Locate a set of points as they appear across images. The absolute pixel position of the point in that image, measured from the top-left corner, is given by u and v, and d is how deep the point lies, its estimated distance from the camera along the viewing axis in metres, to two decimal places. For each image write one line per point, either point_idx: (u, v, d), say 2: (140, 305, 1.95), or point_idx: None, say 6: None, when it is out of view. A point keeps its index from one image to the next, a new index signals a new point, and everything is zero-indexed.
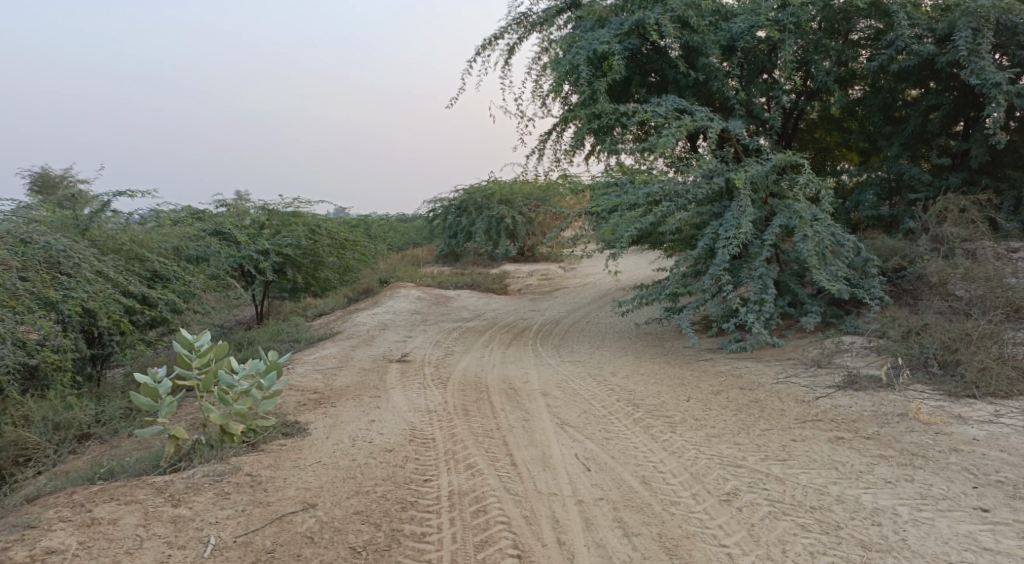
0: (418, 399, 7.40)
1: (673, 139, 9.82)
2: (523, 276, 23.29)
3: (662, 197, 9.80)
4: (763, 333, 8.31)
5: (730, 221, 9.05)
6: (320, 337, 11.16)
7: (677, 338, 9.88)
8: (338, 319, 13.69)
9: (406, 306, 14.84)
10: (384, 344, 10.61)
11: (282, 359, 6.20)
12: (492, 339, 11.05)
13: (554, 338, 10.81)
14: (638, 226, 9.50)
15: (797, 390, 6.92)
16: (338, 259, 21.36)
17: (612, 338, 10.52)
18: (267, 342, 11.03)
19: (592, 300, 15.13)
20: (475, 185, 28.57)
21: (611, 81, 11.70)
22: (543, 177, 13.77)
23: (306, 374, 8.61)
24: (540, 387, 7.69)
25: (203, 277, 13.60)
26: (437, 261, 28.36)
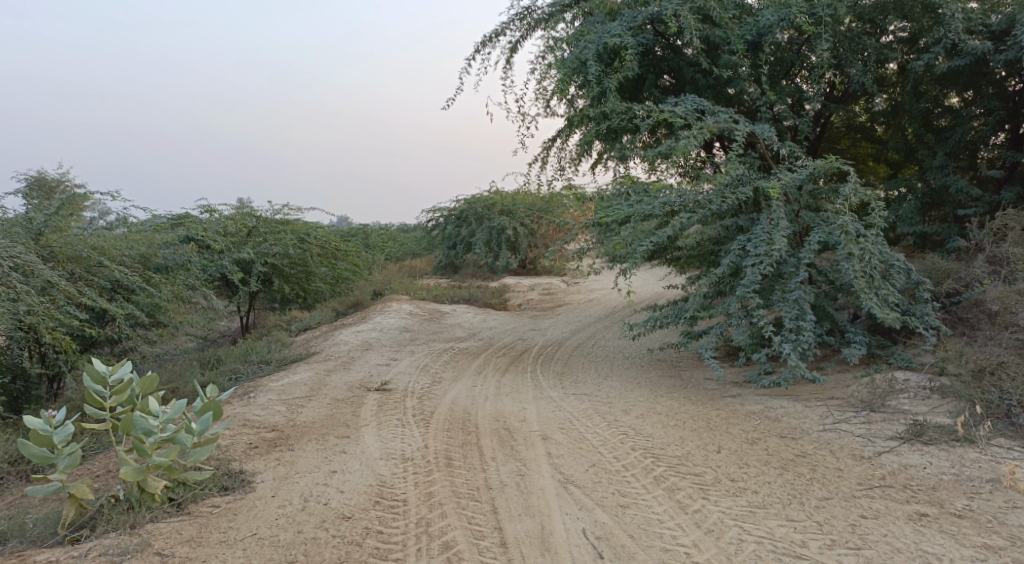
0: (392, 442, 6.19)
1: (694, 142, 8.62)
2: (524, 290, 22.08)
3: (680, 208, 8.60)
4: (801, 368, 7.11)
5: (760, 235, 7.86)
6: (294, 358, 9.96)
7: (697, 368, 8.66)
8: (320, 338, 12.51)
9: (395, 323, 13.63)
10: (365, 369, 9.40)
11: (220, 398, 5.10)
12: (487, 364, 9.83)
13: (556, 364, 9.58)
14: (651, 240, 8.31)
15: (851, 443, 5.73)
16: (329, 270, 20.18)
17: (621, 366, 9.32)
18: (233, 364, 9.83)
19: (598, 320, 13.90)
20: (475, 195, 27.48)
21: (623, 79, 10.54)
22: (546, 186, 12.61)
23: (266, 406, 7.41)
24: (539, 428, 6.49)
25: (171, 288, 12.39)
26: (436, 272, 27.17)
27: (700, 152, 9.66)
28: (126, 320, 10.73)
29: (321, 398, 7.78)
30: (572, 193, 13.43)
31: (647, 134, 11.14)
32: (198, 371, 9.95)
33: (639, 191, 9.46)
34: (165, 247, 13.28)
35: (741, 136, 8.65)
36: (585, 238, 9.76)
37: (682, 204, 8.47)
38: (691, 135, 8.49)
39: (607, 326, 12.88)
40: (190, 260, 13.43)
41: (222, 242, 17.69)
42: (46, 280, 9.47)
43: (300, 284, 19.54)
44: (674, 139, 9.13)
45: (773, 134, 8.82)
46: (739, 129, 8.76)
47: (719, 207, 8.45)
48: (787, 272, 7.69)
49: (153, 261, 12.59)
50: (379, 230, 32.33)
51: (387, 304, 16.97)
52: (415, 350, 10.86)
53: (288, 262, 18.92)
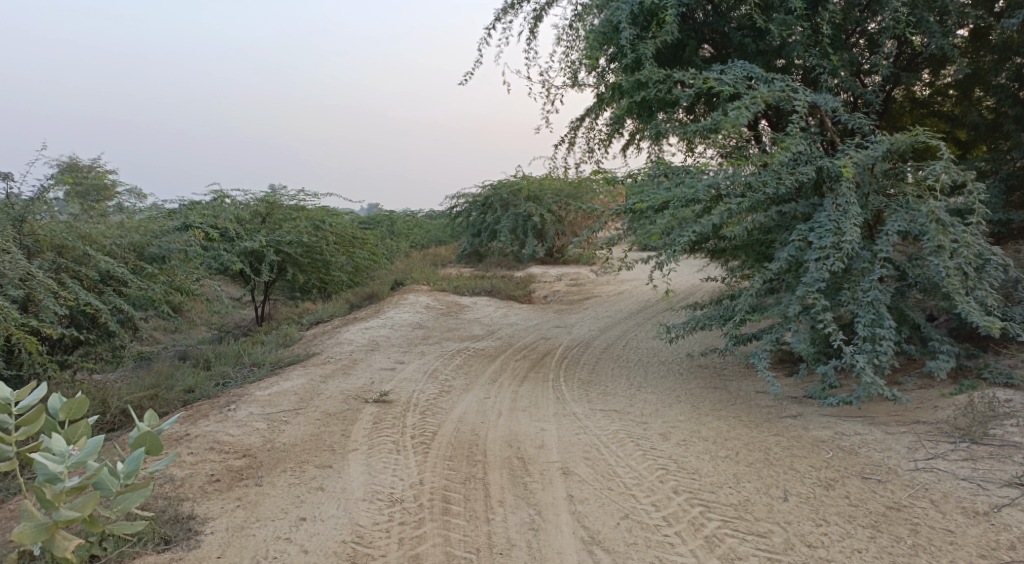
0: (380, 476, 5.08)
1: (746, 113, 7.38)
2: (550, 281, 20.93)
3: (728, 191, 7.38)
4: (879, 386, 5.90)
5: (826, 225, 6.63)
6: (290, 360, 8.93)
7: (746, 379, 7.47)
8: (326, 335, 11.50)
9: (409, 318, 12.54)
10: (367, 374, 8.35)
11: (155, 428, 4.02)
12: (505, 369, 8.69)
13: (583, 371, 8.46)
14: (695, 228, 7.10)
15: (962, 495, 4.48)
16: (346, 259, 19.17)
17: (656, 374, 8.17)
18: (223, 366, 8.81)
19: (630, 317, 12.70)
20: (501, 181, 26.32)
21: (662, 44, 9.31)
22: (573, 169, 11.43)
23: (244, 422, 6.36)
24: (560, 458, 5.38)
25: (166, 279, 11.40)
26: (459, 261, 26.10)
27: (750, 126, 8.41)
28: (112, 317, 9.76)
29: (311, 411, 6.73)
30: (603, 177, 12.22)
31: (687, 107, 9.90)
32: (185, 374, 8.94)
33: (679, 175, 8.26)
34: (163, 235, 12.27)
35: (802, 107, 7.39)
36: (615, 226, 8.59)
37: (731, 187, 7.24)
38: (742, 104, 7.25)
39: (640, 325, 11.69)
40: (193, 250, 12.45)
41: (232, 229, 16.73)
42: (18, 274, 8.47)
43: (315, 274, 18.56)
44: (720, 111, 7.90)
45: (839, 104, 7.53)
46: (800, 99, 7.49)
47: (775, 190, 7.22)
48: (860, 268, 6.45)
49: (148, 250, 11.60)
50: (400, 217, 31.25)
51: (404, 296, 15.93)
52: (428, 352, 9.76)
53: (302, 251, 17.93)
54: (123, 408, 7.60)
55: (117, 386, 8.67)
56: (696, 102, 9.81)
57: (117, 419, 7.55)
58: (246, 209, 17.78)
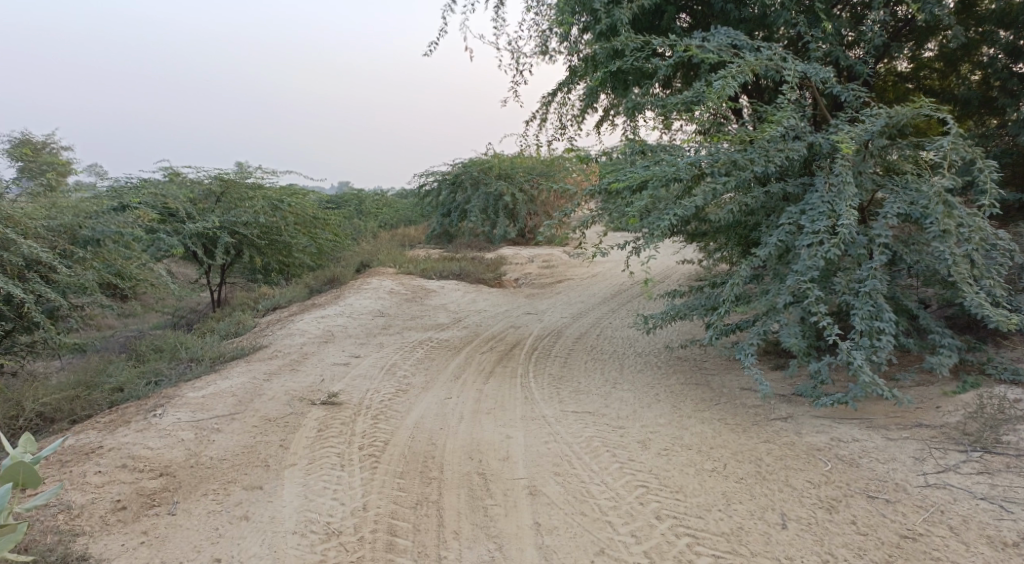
0: (318, 499, 4.47)
1: (732, 83, 6.71)
2: (522, 263, 20.28)
3: (711, 169, 6.73)
4: (878, 387, 5.32)
5: (819, 208, 6.03)
6: (234, 355, 8.19)
7: (730, 375, 6.88)
8: (280, 324, 10.73)
9: (370, 305, 11.80)
10: (318, 370, 7.63)
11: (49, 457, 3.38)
12: (470, 363, 8.02)
13: (553, 364, 7.83)
14: (675, 211, 6.47)
15: (983, 520, 4.06)
16: (308, 241, 18.32)
17: (632, 368, 7.55)
18: (158, 362, 8.03)
19: (604, 304, 12.07)
20: (472, 158, 25.52)
21: (638, 10, 8.60)
22: (544, 146, 10.73)
23: (168, 432, 5.63)
24: (526, 476, 4.75)
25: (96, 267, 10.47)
26: (429, 241, 25.33)
27: (734, 98, 7.75)
28: (38, 307, 8.91)
29: (247, 416, 6.02)
30: (574, 154, 11.56)
31: (665, 79, 9.22)
32: (117, 370, 8.15)
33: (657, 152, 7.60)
34: (98, 217, 11.33)
35: (792, 78, 6.74)
36: (589, 208, 7.94)
37: (715, 165, 6.60)
38: (727, 75, 6.58)
39: (615, 313, 11.05)
40: (131, 234, 11.58)
41: (183, 210, 15.86)
42: None
43: (274, 257, 17.70)
44: (702, 83, 7.23)
45: (831, 75, 6.89)
46: (789, 68, 6.83)
47: (763, 168, 6.58)
48: (858, 254, 5.85)
49: (81, 233, 10.70)
50: (369, 196, 30.29)
51: (368, 280, 15.16)
52: (386, 344, 9.05)
53: (259, 233, 17.05)
54: (42, 412, 6.81)
55: (41, 384, 7.86)
56: (675, 74, 9.14)
57: (33, 424, 6.78)
58: (200, 188, 16.81)
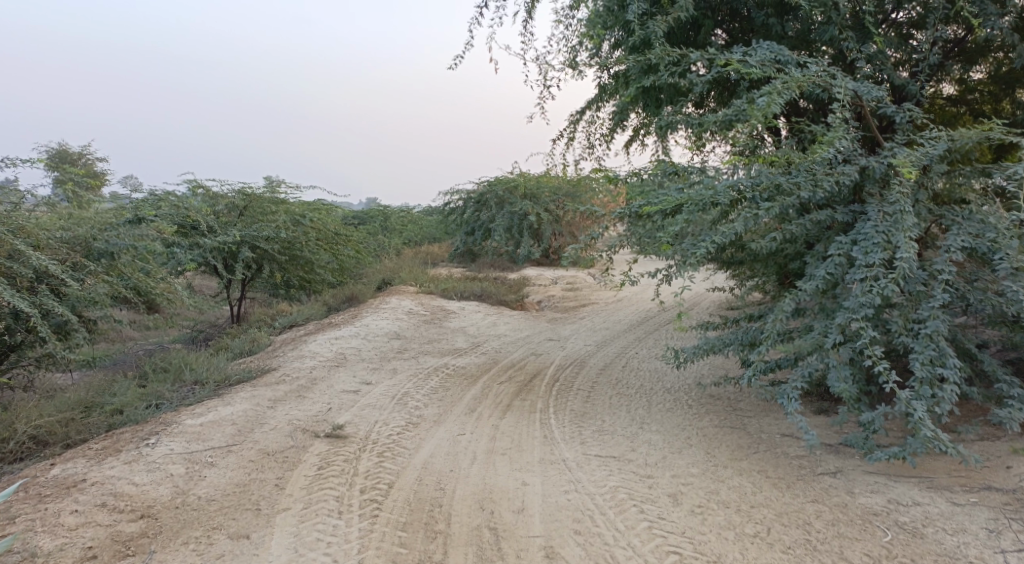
0: (306, 554, 4.20)
1: (778, 100, 6.17)
2: (546, 286, 19.80)
3: (753, 193, 6.19)
4: (940, 442, 4.75)
5: (873, 238, 5.50)
6: (239, 378, 7.74)
7: (768, 418, 6.32)
8: (292, 345, 10.30)
9: (386, 326, 11.32)
10: (326, 398, 7.17)
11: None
12: (488, 394, 7.49)
13: (576, 399, 7.30)
14: (714, 238, 5.94)
15: None
16: (329, 257, 17.93)
17: (661, 406, 7.01)
18: (160, 384, 7.58)
19: (630, 333, 11.51)
20: (497, 177, 25.14)
21: (674, 22, 8.11)
22: (571, 167, 10.25)
23: (157, 466, 5.18)
24: (545, 543, 4.29)
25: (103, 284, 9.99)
26: (452, 260, 24.92)
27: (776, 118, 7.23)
28: (42, 321, 8.51)
29: (244, 449, 5.56)
30: (601, 176, 11.10)
31: (701, 98, 8.72)
32: (117, 391, 7.71)
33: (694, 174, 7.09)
34: (112, 229, 10.84)
35: (844, 97, 6.21)
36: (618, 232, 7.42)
37: (758, 188, 6.07)
38: (773, 91, 6.06)
39: (642, 343, 10.47)
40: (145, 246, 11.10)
41: (202, 223, 15.60)
42: None
43: (293, 273, 17.32)
44: (744, 101, 6.72)
45: (884, 95, 6.37)
46: (840, 87, 6.30)
47: (810, 194, 6.03)
48: (917, 292, 5.31)
49: (94, 245, 10.28)
50: (392, 212, 29.97)
51: (387, 299, 14.71)
52: (401, 370, 8.55)
53: (279, 248, 16.68)
54: (33, 435, 6.39)
55: (37, 403, 7.45)
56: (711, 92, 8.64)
57: (23, 449, 6.35)
58: (223, 202, 16.50)
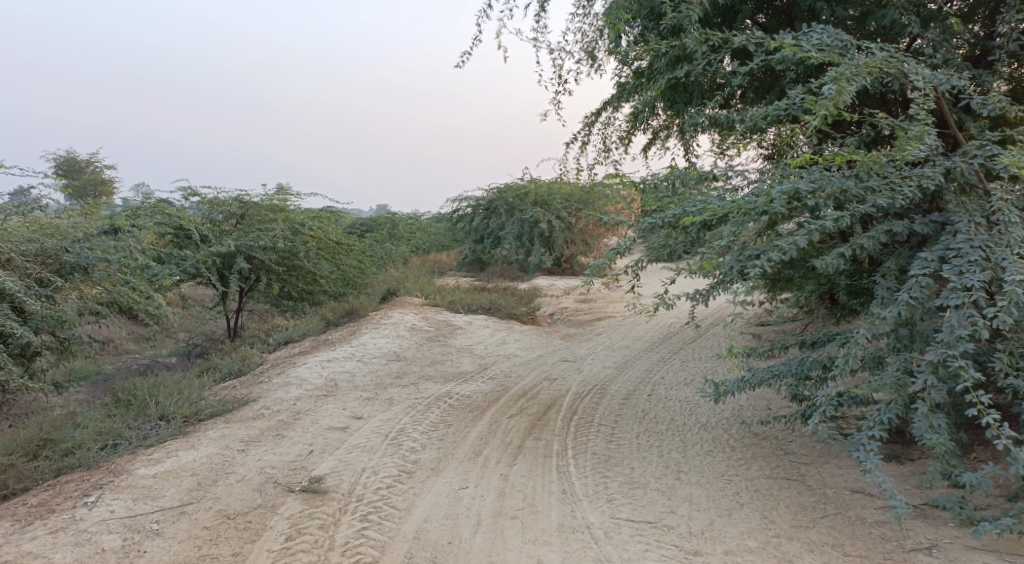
0: None
1: (847, 88, 5.13)
2: (558, 298, 18.82)
3: (817, 199, 5.13)
4: None
5: (969, 256, 4.64)
6: (214, 412, 6.82)
7: (830, 471, 5.38)
8: (282, 367, 9.36)
9: (387, 345, 10.33)
10: (309, 437, 6.21)
11: None
12: (497, 432, 6.50)
13: (599, 438, 6.34)
14: (772, 255, 4.96)
15: None
16: (331, 267, 16.98)
17: (699, 449, 6.05)
18: (122, 417, 6.63)
19: (653, 354, 10.49)
20: (507, 183, 24.21)
21: (709, 5, 7.13)
22: (588, 171, 9.29)
23: (86, 540, 4.45)
24: None
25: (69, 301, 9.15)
26: (460, 269, 23.97)
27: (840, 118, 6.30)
28: None
29: (200, 510, 4.71)
30: (621, 182, 10.18)
31: (734, 93, 7.78)
32: (76, 424, 6.78)
33: (737, 179, 6.12)
34: (86, 240, 9.97)
35: (923, 86, 5.25)
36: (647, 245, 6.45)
37: (824, 195, 5.10)
38: (842, 80, 5.08)
39: (668, 368, 9.47)
40: (125, 255, 10.32)
41: (195, 231, 14.91)
42: None
43: (292, 286, 16.36)
44: (799, 92, 5.74)
45: (967, 84, 5.41)
46: (916, 73, 5.29)
47: (886, 202, 5.02)
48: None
49: (65, 258, 9.42)
50: (401, 220, 29.11)
51: (389, 313, 13.77)
52: (399, 400, 7.55)
53: (277, 258, 15.76)
54: None
55: None
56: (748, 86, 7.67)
57: None
58: (218, 210, 15.60)
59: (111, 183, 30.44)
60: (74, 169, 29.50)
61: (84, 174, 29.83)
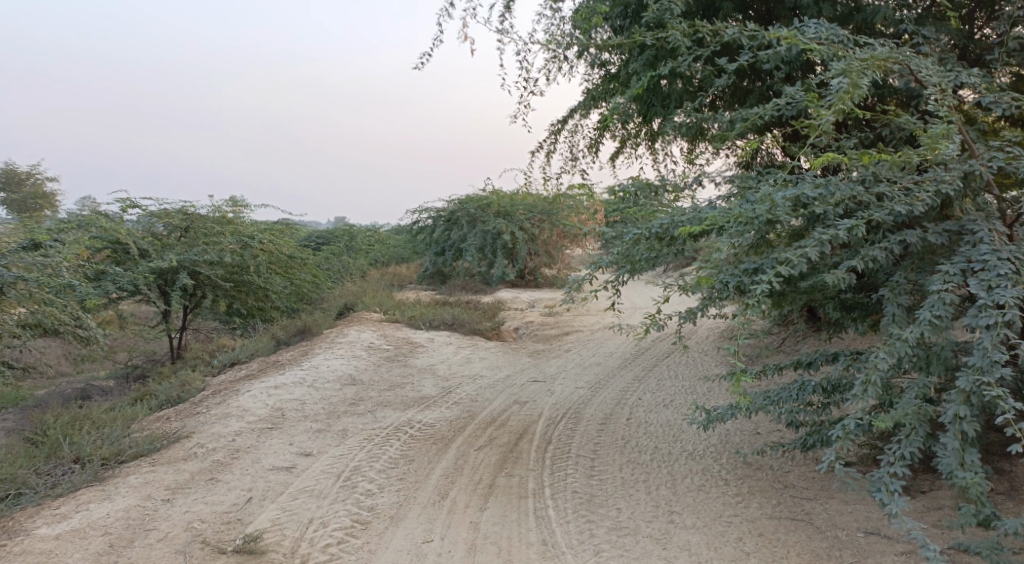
0: None
1: (856, 82, 4.56)
2: (522, 312, 18.15)
3: (825, 205, 4.54)
4: None
5: (999, 269, 4.05)
6: (138, 452, 6.03)
7: (838, 501, 4.79)
8: (225, 394, 8.49)
9: (342, 367, 9.52)
10: (247, 482, 5.42)
11: None
12: (462, 468, 5.79)
13: (579, 474, 5.66)
14: (777, 270, 4.34)
15: None
16: (284, 282, 15.92)
17: (690, 483, 5.40)
18: (31, 461, 5.76)
19: (626, 373, 9.86)
20: (468, 194, 23.49)
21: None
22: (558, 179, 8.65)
23: None
24: None
25: None
26: (420, 282, 23.14)
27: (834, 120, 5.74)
28: None
29: None
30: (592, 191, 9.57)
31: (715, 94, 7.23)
32: None
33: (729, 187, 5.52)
34: (4, 257, 8.98)
35: (936, 81, 4.72)
36: (629, 260, 5.82)
37: (832, 202, 4.51)
38: (854, 73, 4.51)
39: (645, 387, 8.85)
40: (49, 272, 9.40)
41: (135, 245, 13.98)
42: None
43: (241, 302, 15.35)
44: (798, 90, 5.17)
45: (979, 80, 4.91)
46: (927, 66, 4.77)
47: (902, 209, 4.45)
48: None
49: None
50: (360, 232, 28.19)
51: (345, 331, 12.94)
52: (352, 433, 6.78)
53: (225, 273, 14.73)
54: None
55: None
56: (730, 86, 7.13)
57: None
58: (160, 223, 14.58)
59: (55, 196, 29.02)
60: (13, 180, 27.99)
61: (26, 186, 28.35)
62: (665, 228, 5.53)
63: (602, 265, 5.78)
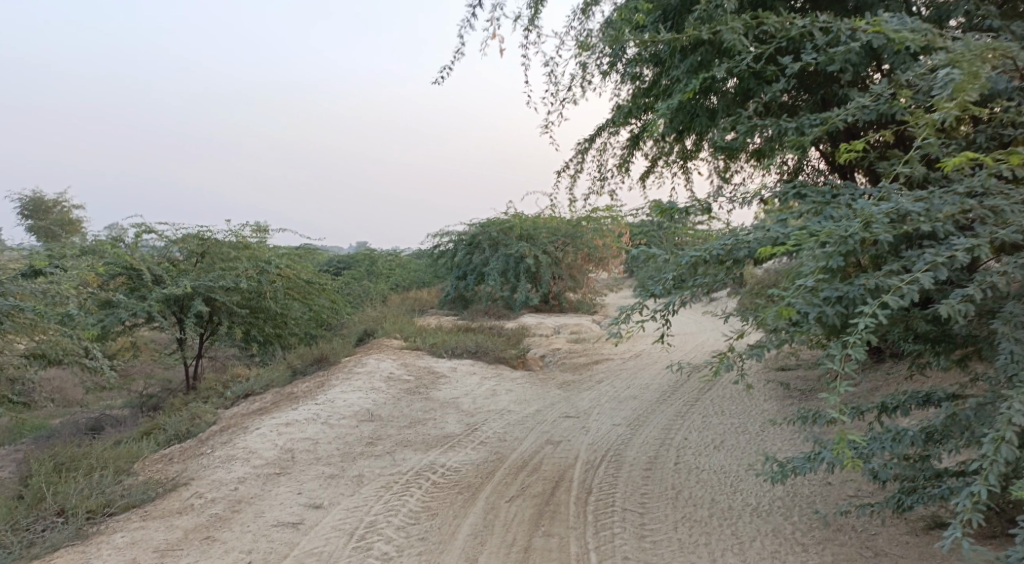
0: None
1: (972, 73, 3.82)
2: (549, 338, 17.41)
3: (934, 221, 3.77)
4: None
5: None
6: (129, 502, 5.36)
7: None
8: (233, 431, 7.81)
9: (360, 401, 8.83)
10: (247, 543, 4.72)
11: None
12: (494, 525, 5.09)
13: (628, 536, 4.95)
14: (882, 300, 3.56)
15: None
16: (302, 309, 15.19)
17: (761, 548, 4.74)
18: (8, 516, 5.11)
19: (667, 409, 9.14)
20: (490, 216, 22.85)
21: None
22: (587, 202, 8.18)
23: None
24: None
25: None
26: (442, 307, 22.49)
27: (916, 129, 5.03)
28: None
29: None
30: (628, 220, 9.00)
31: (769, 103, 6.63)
32: None
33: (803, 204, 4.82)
34: (2, 284, 8.40)
35: None
36: (686, 289, 5.13)
37: (942, 218, 3.76)
38: (969, 62, 3.79)
39: (689, 427, 8.13)
40: (51, 300, 8.83)
41: (149, 271, 13.37)
42: None
43: (258, 329, 14.69)
44: (887, 90, 4.47)
45: None
46: None
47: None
48: None
49: None
50: (380, 256, 27.61)
51: (363, 359, 12.27)
52: (370, 478, 6.07)
53: (240, 299, 14.08)
54: None
55: None
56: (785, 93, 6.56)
57: None
58: (175, 248, 14.01)
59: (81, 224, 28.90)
60: (41, 210, 28.03)
61: (53, 214, 28.29)
62: (728, 251, 4.85)
63: (655, 294, 5.09)
